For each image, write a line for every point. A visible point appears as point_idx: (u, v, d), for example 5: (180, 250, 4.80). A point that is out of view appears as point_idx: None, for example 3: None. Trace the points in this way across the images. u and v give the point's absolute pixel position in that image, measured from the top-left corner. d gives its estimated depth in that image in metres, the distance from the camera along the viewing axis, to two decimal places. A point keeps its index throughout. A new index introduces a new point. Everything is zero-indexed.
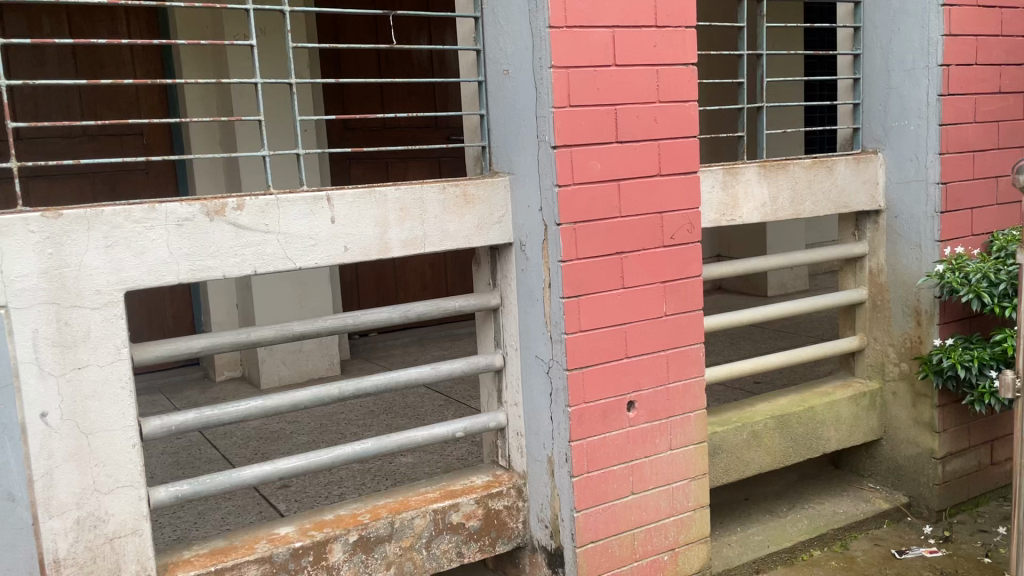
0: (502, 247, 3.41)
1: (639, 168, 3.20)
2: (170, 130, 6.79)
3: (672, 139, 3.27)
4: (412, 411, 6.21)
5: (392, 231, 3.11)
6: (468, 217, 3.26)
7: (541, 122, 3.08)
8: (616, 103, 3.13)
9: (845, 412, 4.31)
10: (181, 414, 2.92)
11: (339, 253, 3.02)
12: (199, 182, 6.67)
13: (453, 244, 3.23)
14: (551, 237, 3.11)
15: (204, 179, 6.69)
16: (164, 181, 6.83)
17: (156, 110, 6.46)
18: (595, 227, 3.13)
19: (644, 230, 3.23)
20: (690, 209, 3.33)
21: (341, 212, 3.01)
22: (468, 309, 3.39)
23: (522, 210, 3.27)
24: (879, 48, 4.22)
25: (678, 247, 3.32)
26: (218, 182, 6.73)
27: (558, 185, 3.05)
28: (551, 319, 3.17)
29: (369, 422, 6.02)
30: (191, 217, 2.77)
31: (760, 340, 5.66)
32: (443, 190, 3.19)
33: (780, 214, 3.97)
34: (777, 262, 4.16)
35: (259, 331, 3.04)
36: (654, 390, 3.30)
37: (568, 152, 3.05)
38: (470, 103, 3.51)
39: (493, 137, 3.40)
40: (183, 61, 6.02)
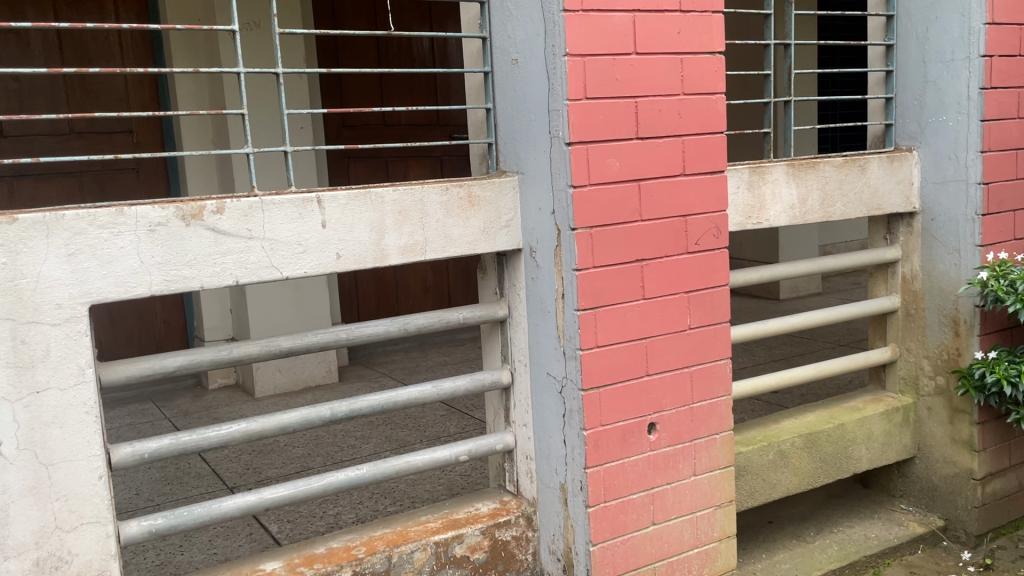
0: (510, 253, 3.12)
1: (662, 167, 2.91)
2: (161, 127, 6.50)
3: (698, 135, 2.98)
4: (412, 422, 5.93)
5: (390, 236, 2.82)
6: (474, 222, 2.97)
7: (554, 116, 2.79)
8: (638, 94, 2.84)
9: (876, 429, 4.01)
10: (155, 440, 2.63)
11: (331, 261, 2.73)
12: (191, 182, 6.38)
13: (457, 250, 2.94)
14: (565, 243, 2.82)
15: (196, 179, 6.40)
16: (155, 181, 6.55)
17: (146, 105, 6.18)
18: (614, 232, 2.84)
19: (666, 235, 2.94)
20: (716, 212, 3.04)
21: (332, 216, 2.72)
22: (473, 321, 3.10)
23: (533, 214, 2.99)
24: (914, 38, 3.93)
25: (704, 254, 3.03)
26: (212, 183, 6.46)
27: (573, 186, 2.76)
28: (564, 333, 2.88)
29: (367, 434, 5.74)
30: (164, 222, 2.47)
31: (778, 349, 5.38)
32: (446, 190, 2.90)
33: (810, 217, 3.68)
34: (805, 269, 3.87)
35: (242, 347, 2.74)
36: (676, 411, 3.01)
37: (585, 150, 2.76)
38: (475, 96, 3.22)
39: (500, 133, 3.11)
40: (175, 52, 5.74)
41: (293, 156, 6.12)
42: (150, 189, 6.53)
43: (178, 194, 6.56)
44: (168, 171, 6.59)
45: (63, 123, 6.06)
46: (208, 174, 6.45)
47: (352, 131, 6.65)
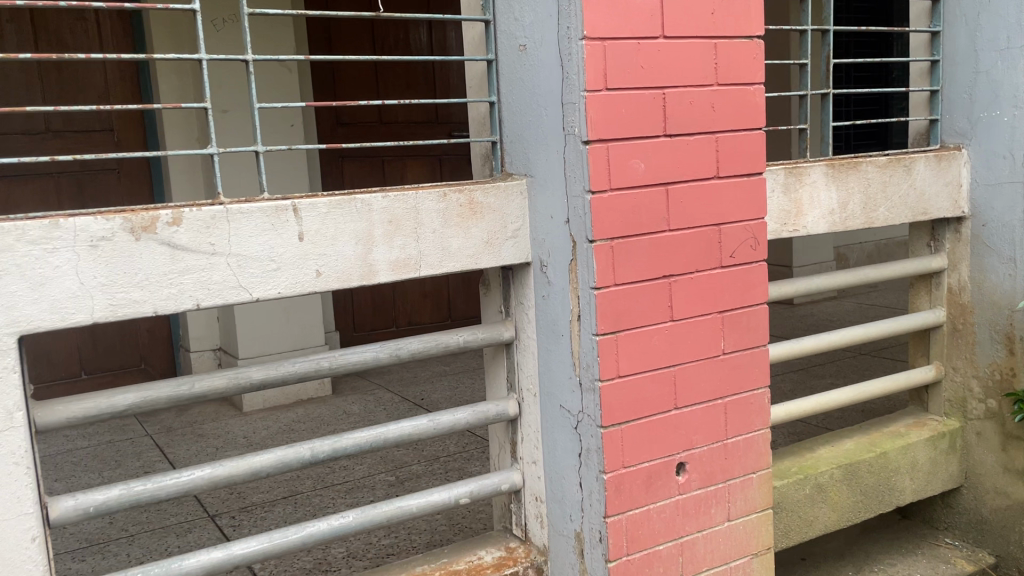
0: (518, 267, 2.73)
1: (692, 169, 2.52)
2: (143, 125, 6.13)
3: (733, 132, 2.60)
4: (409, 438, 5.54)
5: (379, 250, 2.43)
6: (475, 233, 2.58)
7: (569, 111, 2.40)
8: (666, 85, 2.45)
9: (921, 457, 3.63)
10: (103, 490, 2.23)
11: (309, 279, 2.34)
12: (175, 183, 6.01)
13: (456, 265, 2.55)
14: (582, 257, 2.43)
15: (180, 179, 6.02)
16: (137, 182, 6.18)
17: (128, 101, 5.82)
18: (638, 244, 2.45)
19: (697, 247, 2.55)
20: (754, 220, 2.66)
21: (311, 227, 2.33)
22: (475, 345, 2.71)
23: (545, 223, 2.60)
24: (963, 24, 3.54)
25: (739, 268, 2.64)
26: (197, 184, 6.08)
27: (591, 192, 2.37)
28: (580, 361, 2.50)
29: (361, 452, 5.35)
30: (109, 235, 2.08)
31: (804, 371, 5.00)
32: (443, 196, 2.51)
33: (851, 223, 3.30)
34: (843, 281, 3.50)
35: (205, 381, 2.34)
36: (707, 448, 2.63)
37: (605, 149, 2.37)
38: (477, 87, 2.83)
39: (506, 129, 2.72)
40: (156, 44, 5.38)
41: (283, 155, 5.74)
42: (132, 191, 6.16)
43: (162, 196, 6.18)
44: (151, 172, 6.21)
45: (39, 121, 5.67)
46: (193, 175, 6.07)
47: (348, 129, 6.26)
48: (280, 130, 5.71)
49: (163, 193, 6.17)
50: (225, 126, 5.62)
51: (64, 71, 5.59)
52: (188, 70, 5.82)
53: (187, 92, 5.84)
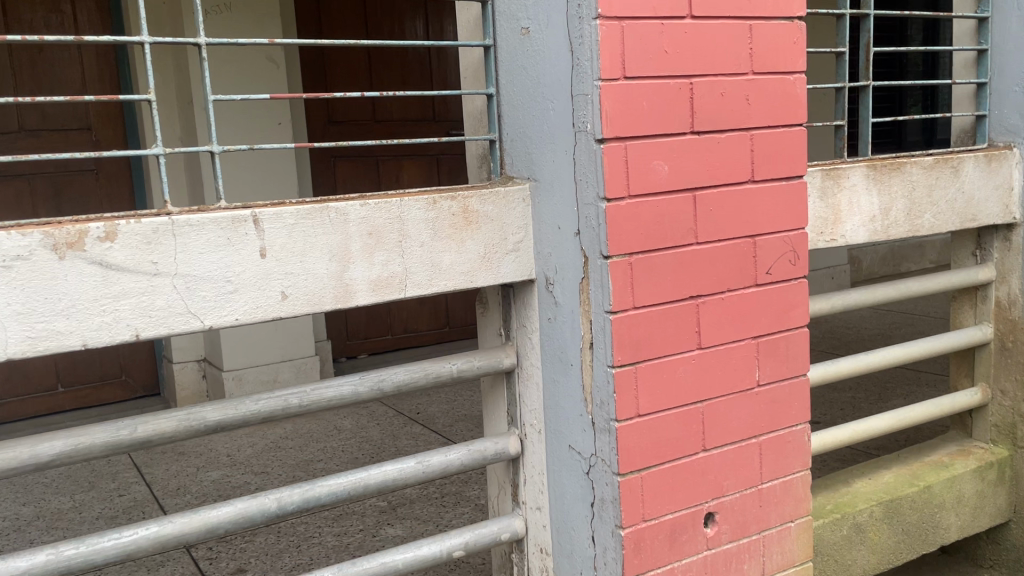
0: (520, 286, 2.37)
1: (723, 173, 2.16)
2: (123, 123, 5.74)
3: (769, 128, 2.24)
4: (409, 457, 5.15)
5: (356, 267, 2.07)
6: (470, 247, 2.22)
7: (581, 103, 2.04)
8: (694, 73, 2.09)
9: (968, 490, 3.27)
10: (25, 557, 1.87)
11: (274, 304, 1.98)
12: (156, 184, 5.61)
13: (448, 284, 2.18)
14: (596, 276, 2.08)
15: (162, 180, 5.63)
16: (117, 183, 5.78)
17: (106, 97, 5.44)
18: (663, 261, 2.09)
19: (729, 263, 2.19)
20: (793, 230, 2.30)
21: (275, 241, 1.97)
22: (471, 375, 2.35)
23: (552, 235, 2.23)
24: (1015, 8, 3.17)
25: (777, 286, 2.28)
26: (181, 185, 5.69)
27: (606, 199, 2.02)
28: (593, 396, 2.14)
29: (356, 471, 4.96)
30: (26, 254, 1.72)
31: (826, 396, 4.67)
32: (433, 204, 2.15)
33: (893, 232, 2.94)
34: (882, 295, 3.13)
35: (150, 424, 1.98)
36: (739, 496, 2.27)
37: (623, 148, 2.01)
38: (475, 78, 2.47)
39: (507, 126, 2.36)
40: None
41: (269, 155, 5.38)
42: (111, 194, 5.77)
43: (144, 199, 5.80)
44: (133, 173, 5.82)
45: (11, 119, 5.29)
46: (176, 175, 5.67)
47: (341, 128, 5.90)
48: (266, 128, 5.35)
49: (145, 195, 5.79)
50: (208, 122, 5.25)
51: (38, 66, 5.22)
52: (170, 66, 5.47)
53: (170, 89, 5.49)
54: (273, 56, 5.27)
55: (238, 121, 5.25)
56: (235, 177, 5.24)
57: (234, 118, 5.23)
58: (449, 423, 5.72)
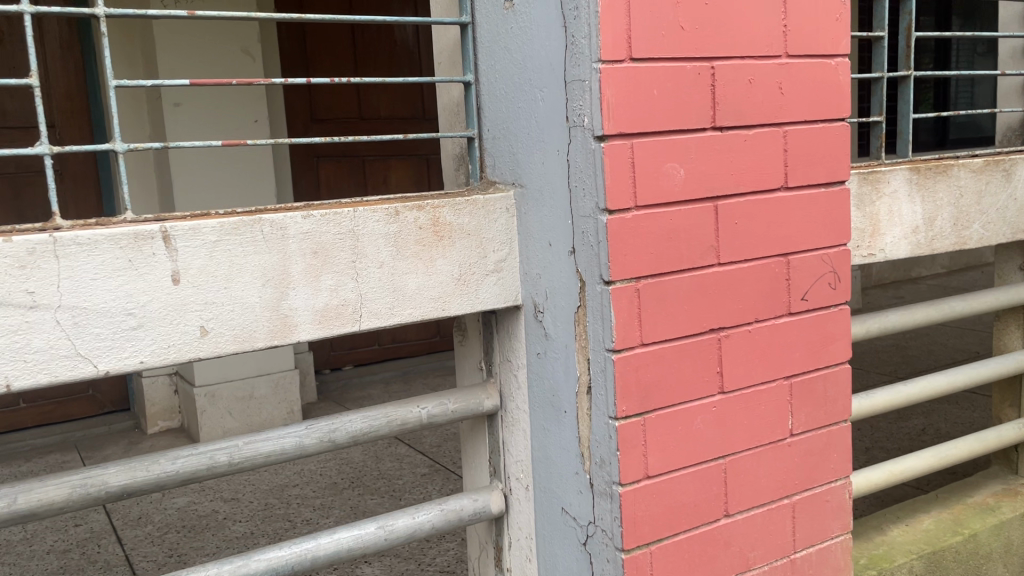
0: (504, 313, 1.97)
1: (751, 178, 1.76)
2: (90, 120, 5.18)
3: (806, 123, 1.83)
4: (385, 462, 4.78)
5: (296, 293, 1.67)
6: (442, 268, 1.81)
7: (577, 90, 1.64)
8: (716, 55, 1.69)
9: (1016, 537, 2.87)
10: None
11: (192, 341, 1.58)
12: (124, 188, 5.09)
13: (415, 314, 1.79)
14: (594, 305, 1.68)
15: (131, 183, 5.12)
16: (83, 185, 5.23)
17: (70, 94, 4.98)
18: (678, 287, 1.70)
19: (758, 287, 1.80)
20: (833, 247, 1.90)
21: (192, 263, 1.57)
22: (443, 419, 1.95)
23: (542, 253, 1.83)
24: None
25: (814, 315, 1.88)
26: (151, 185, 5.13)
27: (607, 211, 1.62)
28: (590, 451, 1.74)
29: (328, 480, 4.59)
30: None
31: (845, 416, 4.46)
32: (395, 215, 1.75)
33: (938, 245, 2.54)
34: (927, 316, 2.72)
35: (36, 493, 1.57)
36: (767, 569, 1.87)
37: (630, 148, 1.62)
38: (453, 64, 2.07)
39: (488, 121, 1.96)
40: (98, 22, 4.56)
41: (246, 153, 4.96)
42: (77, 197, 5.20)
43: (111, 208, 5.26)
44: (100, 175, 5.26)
45: None
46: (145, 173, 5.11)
47: (323, 126, 5.45)
48: (240, 125, 4.90)
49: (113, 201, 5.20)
50: (177, 119, 4.73)
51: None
52: (137, 59, 4.88)
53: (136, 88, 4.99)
54: (248, 49, 4.81)
55: (209, 118, 4.82)
56: (203, 181, 4.80)
57: (205, 116, 4.79)
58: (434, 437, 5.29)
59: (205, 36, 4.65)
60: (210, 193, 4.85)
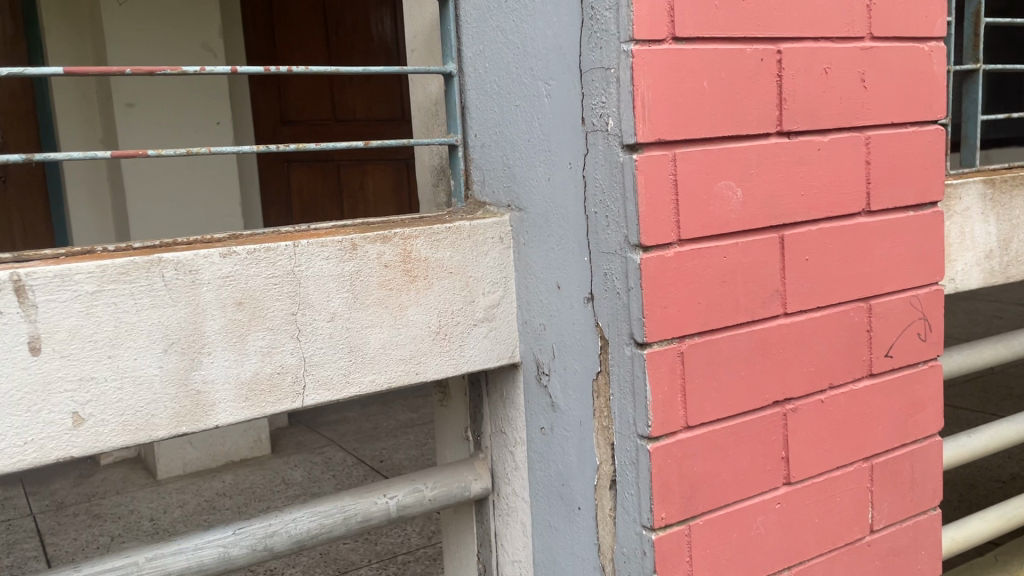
0: (499, 372, 1.52)
1: (826, 200, 1.33)
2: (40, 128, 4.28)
3: (893, 126, 1.39)
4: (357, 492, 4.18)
5: (214, 360, 1.21)
6: (415, 318, 1.36)
7: (600, 81, 1.20)
8: (783, 35, 1.26)
9: None
10: None
11: (61, 435, 1.12)
12: (76, 206, 4.19)
13: (379, 381, 1.33)
14: (621, 372, 1.24)
15: (83, 198, 4.20)
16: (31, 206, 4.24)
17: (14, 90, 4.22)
18: (733, 348, 1.27)
19: (833, 344, 1.36)
20: (922, 286, 1.47)
21: (62, 326, 1.11)
22: (420, 511, 1.50)
23: (546, 298, 1.39)
24: None
25: (899, 375, 1.45)
26: (104, 201, 4.24)
27: (641, 246, 1.19)
28: (615, 566, 1.30)
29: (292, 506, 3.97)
30: None
31: None
32: (351, 251, 1.30)
33: (1014, 272, 2.10)
34: (1008, 352, 2.23)
35: None
36: None
37: (672, 160, 1.18)
38: (432, 50, 1.61)
39: (477, 124, 1.51)
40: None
41: (213, 164, 4.08)
42: (20, 222, 4.23)
43: (62, 234, 4.27)
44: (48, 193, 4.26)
45: None
46: (97, 190, 4.21)
47: (295, 129, 4.77)
48: (203, 131, 4.13)
49: (63, 221, 4.28)
50: (130, 126, 3.93)
51: None
52: (89, 47, 4.00)
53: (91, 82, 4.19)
54: (211, 44, 4.00)
55: (166, 130, 4.01)
56: (168, 201, 3.98)
57: (162, 127, 3.99)
58: (406, 451, 4.68)
59: (162, 21, 3.85)
60: (173, 224, 4.01)
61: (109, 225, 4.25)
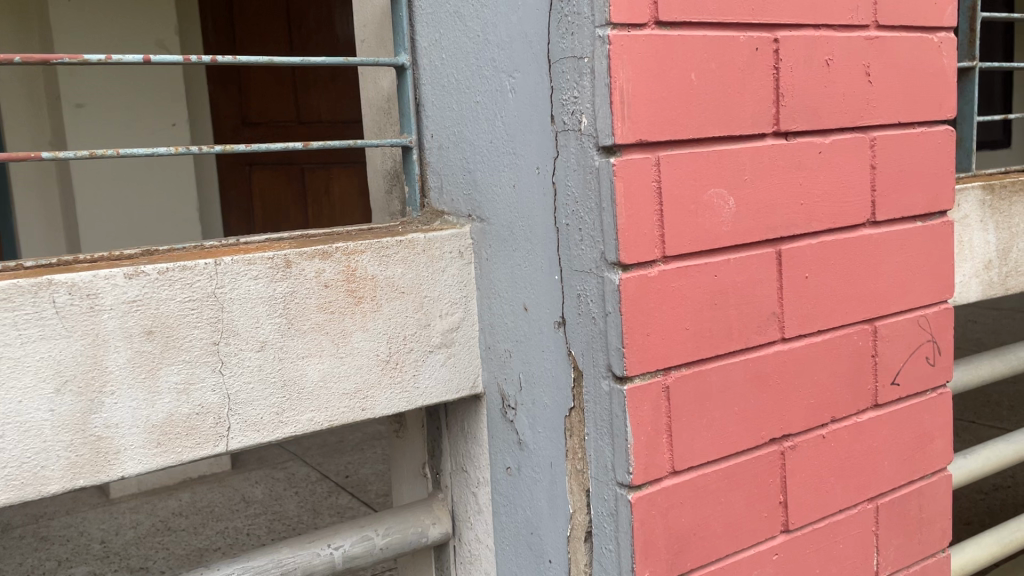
0: (461, 403, 1.35)
1: (827, 210, 1.17)
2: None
3: (899, 126, 1.24)
4: (320, 512, 3.92)
5: (119, 401, 1.03)
6: (361, 346, 1.18)
7: (573, 72, 1.04)
8: (781, 20, 1.10)
9: None
10: None
11: None
12: (24, 210, 3.93)
13: (317, 419, 1.15)
14: (597, 409, 1.08)
15: (31, 203, 3.94)
16: None
17: None
18: (725, 380, 1.11)
19: (835, 373, 1.21)
20: (931, 305, 1.32)
21: None
22: (370, 562, 1.31)
23: (511, 322, 1.22)
24: None
25: (906, 405, 1.30)
26: (54, 206, 3.96)
27: (619, 265, 1.02)
28: None
29: (251, 530, 3.70)
30: None
31: None
32: (282, 271, 1.11)
33: (1013, 284, 1.94)
34: (1006, 368, 2.08)
35: None
36: None
37: (656, 165, 1.02)
38: (384, 39, 1.42)
39: (433, 124, 1.33)
40: None
41: (167, 169, 3.79)
42: None
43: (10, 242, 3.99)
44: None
45: None
46: (47, 195, 3.95)
47: (256, 132, 4.41)
48: (155, 134, 3.75)
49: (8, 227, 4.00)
50: (79, 128, 3.56)
51: None
52: (36, 38, 3.73)
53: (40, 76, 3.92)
54: (165, 42, 3.65)
55: (116, 133, 3.65)
56: (118, 207, 3.69)
57: (113, 129, 3.63)
58: (372, 466, 4.43)
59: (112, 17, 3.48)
60: (124, 233, 3.73)
61: (59, 232, 3.98)
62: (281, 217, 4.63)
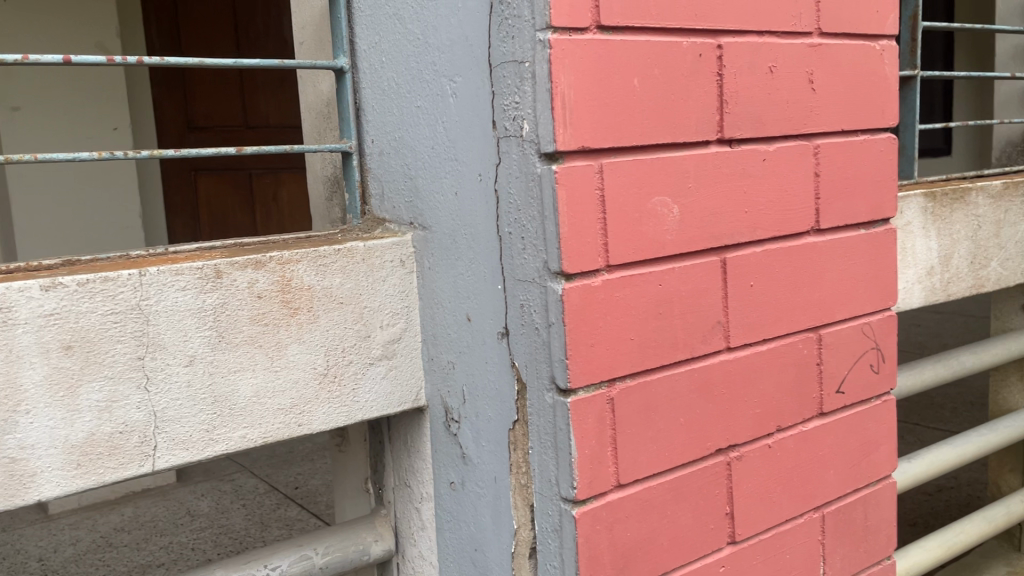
0: (405, 417, 1.31)
1: (772, 217, 1.16)
2: None
3: (842, 134, 1.24)
4: (267, 525, 3.82)
5: (34, 421, 0.97)
6: (297, 359, 1.13)
7: (514, 78, 1.01)
8: (724, 26, 1.09)
9: None
10: None
11: None
12: None
13: (249, 436, 1.11)
14: (541, 423, 1.05)
15: None
16: None
17: None
18: (671, 392, 1.09)
19: (781, 383, 1.20)
20: (875, 312, 1.32)
21: None
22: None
23: (454, 332, 1.19)
24: None
25: (851, 413, 1.30)
26: None
27: (562, 274, 1.00)
28: None
29: (197, 545, 3.59)
30: None
31: None
32: (211, 281, 1.07)
33: (954, 290, 1.96)
34: (949, 372, 2.10)
35: None
36: None
37: (599, 172, 1.00)
38: (326, 42, 1.38)
39: (373, 129, 1.29)
40: None
41: (108, 175, 3.67)
42: None
43: None
44: None
45: None
46: None
47: (203, 136, 4.23)
48: (95, 139, 3.62)
49: None
50: (15, 132, 3.42)
51: None
52: None
53: None
54: (105, 44, 3.52)
55: (55, 137, 3.51)
56: (57, 213, 3.55)
57: (51, 132, 3.49)
58: (323, 477, 4.34)
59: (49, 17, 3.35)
60: (62, 240, 3.59)
61: None
62: (229, 224, 4.48)
